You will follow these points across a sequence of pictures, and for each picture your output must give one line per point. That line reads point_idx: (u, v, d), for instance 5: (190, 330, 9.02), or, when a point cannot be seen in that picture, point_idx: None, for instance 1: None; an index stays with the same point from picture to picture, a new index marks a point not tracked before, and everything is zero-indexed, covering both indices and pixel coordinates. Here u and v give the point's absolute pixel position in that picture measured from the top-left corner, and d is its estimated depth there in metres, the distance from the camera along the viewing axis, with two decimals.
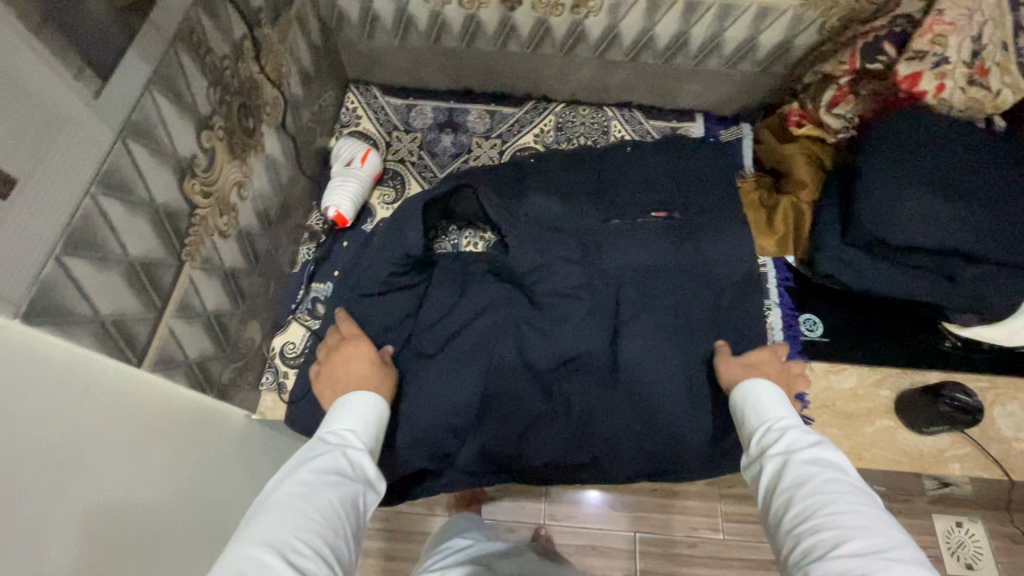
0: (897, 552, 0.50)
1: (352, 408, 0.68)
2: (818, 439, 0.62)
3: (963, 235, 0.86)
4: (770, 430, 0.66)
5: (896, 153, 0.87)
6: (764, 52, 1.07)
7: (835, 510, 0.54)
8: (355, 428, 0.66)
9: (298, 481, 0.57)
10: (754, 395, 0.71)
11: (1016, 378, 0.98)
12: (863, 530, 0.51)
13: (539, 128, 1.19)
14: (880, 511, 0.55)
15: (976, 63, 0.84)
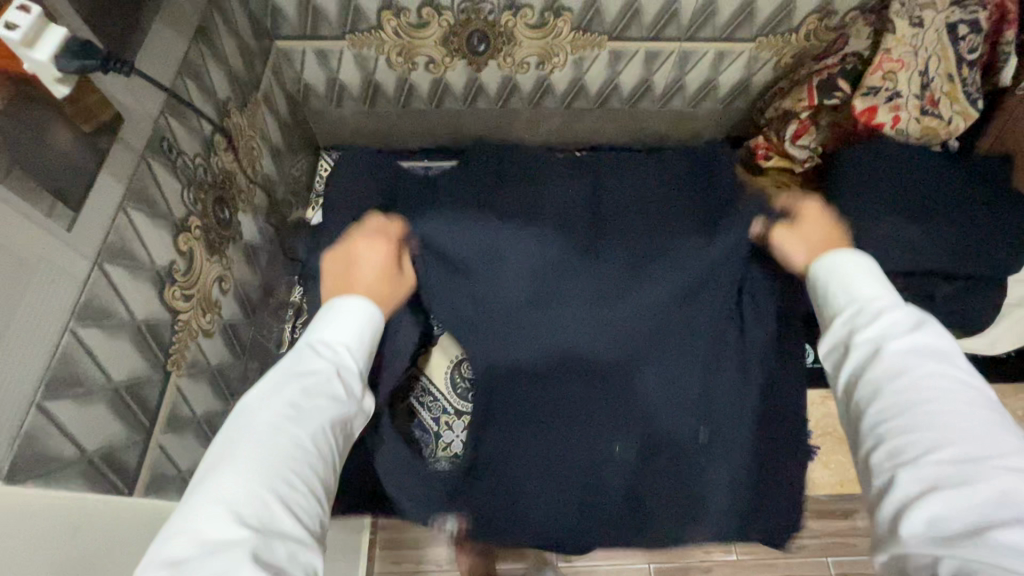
0: (1008, 458, 0.39)
1: (338, 318, 0.58)
2: (918, 317, 0.49)
3: (937, 257, 0.88)
4: (863, 312, 0.51)
5: (863, 185, 0.90)
6: (725, 91, 1.11)
7: (931, 410, 0.43)
8: (348, 343, 0.57)
9: (274, 413, 0.47)
10: (849, 262, 0.56)
11: (1002, 386, 1.01)
12: (970, 439, 0.41)
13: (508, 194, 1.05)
14: (990, 404, 0.44)
15: (925, 94, 0.88)
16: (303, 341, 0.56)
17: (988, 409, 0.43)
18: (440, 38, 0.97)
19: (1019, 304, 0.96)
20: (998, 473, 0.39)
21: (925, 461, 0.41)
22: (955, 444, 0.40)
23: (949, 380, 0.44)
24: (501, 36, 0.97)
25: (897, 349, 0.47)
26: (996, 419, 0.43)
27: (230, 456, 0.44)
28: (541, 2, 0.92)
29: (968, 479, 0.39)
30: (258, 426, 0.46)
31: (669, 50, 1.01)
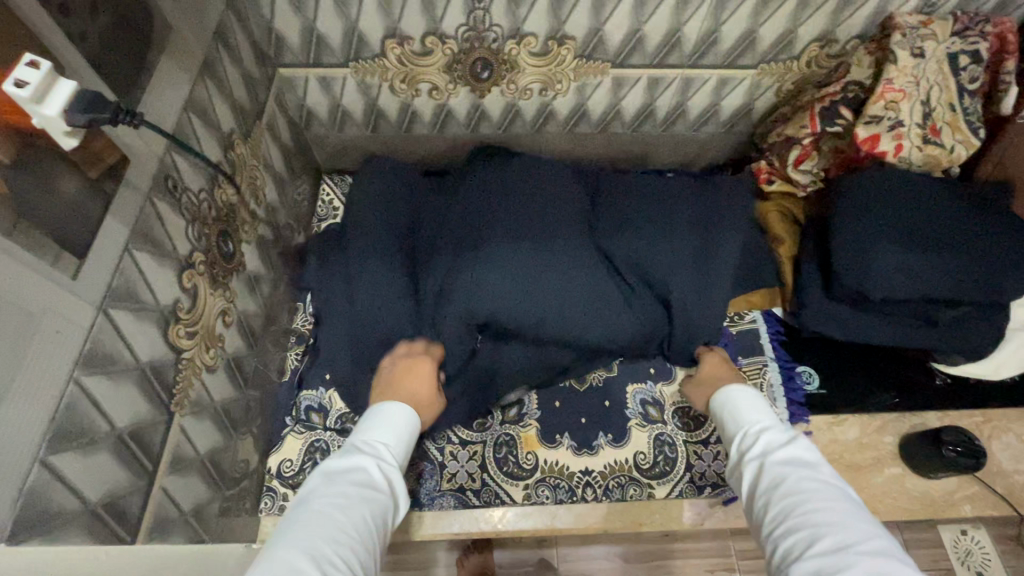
0: (870, 545, 0.51)
1: (388, 422, 0.70)
2: (791, 438, 0.67)
3: (940, 284, 0.89)
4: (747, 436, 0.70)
5: (866, 210, 0.91)
6: (726, 115, 1.12)
7: (805, 510, 0.56)
8: (388, 441, 0.68)
9: (344, 488, 0.59)
10: (736, 398, 0.77)
11: (1005, 410, 1.01)
12: (830, 511, 0.55)
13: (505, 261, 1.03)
14: (856, 508, 0.56)
15: (928, 124, 0.89)
16: (352, 441, 0.67)
17: (839, 490, 0.59)
18: (443, 66, 0.97)
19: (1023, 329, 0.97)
20: (870, 560, 0.49)
21: (806, 560, 0.52)
22: (830, 527, 0.53)
23: (805, 466, 0.62)
24: (504, 63, 0.97)
25: (804, 493, 0.58)
26: (852, 508, 0.56)
27: (301, 518, 0.54)
28: (545, 31, 0.91)
29: (835, 567, 0.49)
30: (337, 493, 0.58)
31: (672, 76, 1.01)
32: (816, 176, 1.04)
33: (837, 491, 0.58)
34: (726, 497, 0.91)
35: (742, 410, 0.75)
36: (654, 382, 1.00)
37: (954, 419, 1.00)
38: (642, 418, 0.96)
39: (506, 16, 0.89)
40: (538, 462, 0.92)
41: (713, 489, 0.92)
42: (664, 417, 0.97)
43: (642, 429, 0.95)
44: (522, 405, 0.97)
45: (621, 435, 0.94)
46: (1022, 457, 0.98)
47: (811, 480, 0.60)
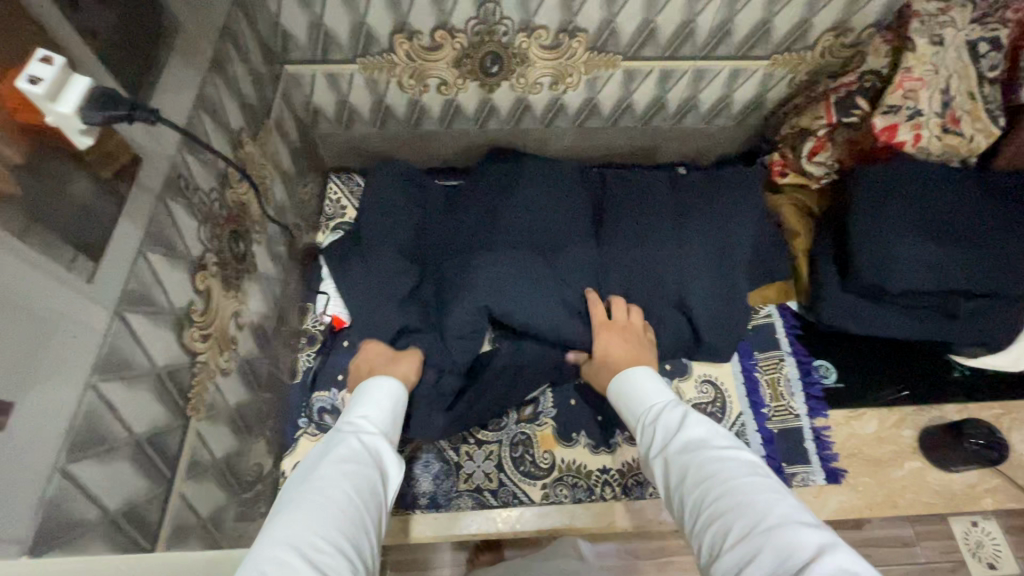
0: (773, 519, 0.48)
1: (369, 397, 0.70)
2: (689, 418, 0.63)
3: (959, 276, 0.88)
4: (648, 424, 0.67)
5: (883, 203, 0.90)
6: (738, 108, 1.10)
7: (715, 497, 0.53)
8: (369, 412, 0.68)
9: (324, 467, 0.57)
10: (626, 381, 0.73)
11: None
12: (738, 490, 0.52)
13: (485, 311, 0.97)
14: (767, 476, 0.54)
15: (947, 113, 0.87)
16: (341, 421, 0.67)
17: (749, 464, 0.55)
18: (453, 60, 0.95)
19: None
20: (771, 536, 0.47)
21: (726, 554, 0.49)
22: (739, 514, 0.50)
23: (708, 446, 0.58)
24: (515, 57, 0.95)
25: (711, 475, 0.55)
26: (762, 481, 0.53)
27: (284, 506, 0.53)
28: (557, 23, 0.90)
29: (749, 555, 0.47)
30: (313, 472, 0.57)
31: (684, 69, 1.00)
32: (829, 169, 1.02)
33: (729, 457, 0.56)
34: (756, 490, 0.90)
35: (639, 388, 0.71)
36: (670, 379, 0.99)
37: (974, 411, 0.99)
38: None
39: (517, 9, 0.87)
40: (556, 462, 0.91)
41: None
42: None
43: None
44: (537, 403, 0.95)
45: None
46: None
47: (725, 462, 0.56)
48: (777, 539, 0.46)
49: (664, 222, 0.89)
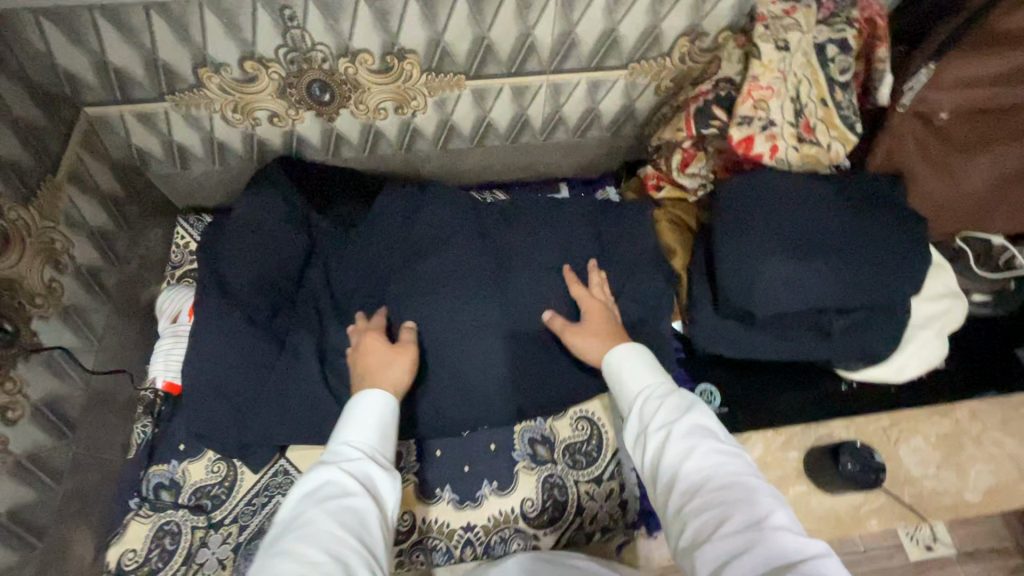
0: (770, 517, 0.53)
1: (356, 419, 0.67)
2: (695, 404, 0.65)
3: (824, 293, 0.83)
4: (644, 397, 0.68)
5: (751, 217, 0.84)
6: (609, 119, 1.02)
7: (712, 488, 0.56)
8: (357, 437, 0.65)
9: (307, 513, 0.56)
10: (623, 362, 0.73)
11: (916, 412, 0.96)
12: (732, 485, 0.56)
13: None
14: (746, 468, 0.59)
15: (800, 121, 0.82)
16: (330, 446, 0.64)
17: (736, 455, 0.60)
18: (276, 91, 0.86)
19: (921, 326, 0.94)
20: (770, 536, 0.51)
21: (716, 548, 0.52)
22: (735, 509, 0.54)
23: (708, 436, 0.61)
24: (345, 84, 0.86)
25: (638, 396, 0.69)
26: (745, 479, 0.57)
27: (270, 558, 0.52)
28: (379, 46, 0.81)
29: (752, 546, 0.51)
30: (290, 540, 0.54)
31: (537, 84, 0.92)
32: (704, 180, 0.96)
33: (654, 381, 0.70)
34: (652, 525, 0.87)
35: (633, 352, 0.74)
36: (544, 419, 0.92)
37: (860, 426, 0.94)
38: (531, 459, 0.89)
39: (329, 34, 0.79)
40: (415, 524, 0.84)
41: (602, 534, 0.86)
42: (553, 458, 0.89)
43: (529, 472, 0.88)
44: (399, 459, 0.88)
45: (507, 482, 0.87)
46: (929, 461, 0.92)
47: (696, 452, 0.60)
48: (781, 536, 0.51)
49: (523, 235, 0.96)
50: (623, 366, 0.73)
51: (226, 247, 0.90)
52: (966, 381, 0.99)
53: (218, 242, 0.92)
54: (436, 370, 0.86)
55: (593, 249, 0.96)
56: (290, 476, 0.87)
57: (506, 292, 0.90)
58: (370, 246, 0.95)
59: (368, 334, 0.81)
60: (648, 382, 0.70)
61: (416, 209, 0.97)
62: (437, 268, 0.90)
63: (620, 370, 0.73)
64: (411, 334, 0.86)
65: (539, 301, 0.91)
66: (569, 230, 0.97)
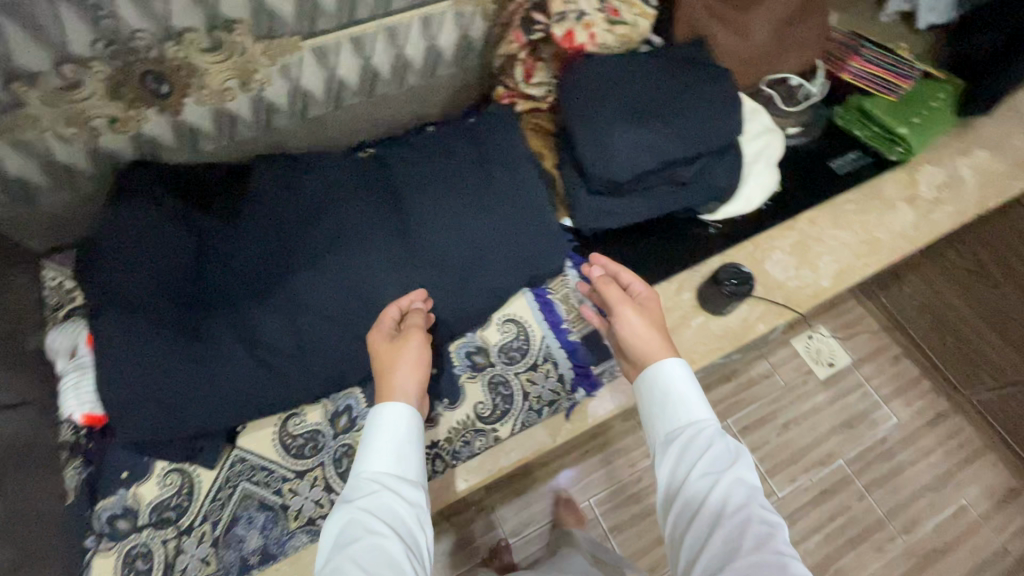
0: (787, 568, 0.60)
1: (375, 447, 0.72)
2: (738, 453, 0.70)
3: (670, 150, 0.97)
4: (690, 436, 0.73)
5: (591, 103, 0.96)
6: (451, 53, 1.09)
7: (740, 538, 0.63)
8: (380, 469, 0.70)
9: (343, 555, 0.62)
10: (666, 380, 0.77)
11: (770, 231, 1.14)
12: (757, 540, 0.62)
13: (330, 454, 0.89)
14: (772, 523, 0.65)
15: (606, 7, 0.94)
16: (360, 477, 0.70)
17: (772, 516, 0.65)
18: (107, 93, 0.83)
19: (754, 160, 1.13)
20: None
21: None
22: (757, 560, 0.60)
23: (745, 489, 0.67)
24: (181, 69, 0.86)
25: (680, 431, 0.74)
26: (770, 537, 0.63)
27: None
28: (203, 22, 0.81)
29: None
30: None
31: (373, 31, 0.97)
32: (549, 86, 1.07)
33: (701, 416, 0.74)
34: (591, 384, 0.96)
35: (677, 371, 0.77)
36: (474, 332, 0.99)
37: (731, 255, 1.11)
38: (472, 369, 0.96)
39: (144, 18, 0.77)
40: None
41: (550, 407, 0.94)
42: (491, 361, 0.97)
43: (473, 381, 0.95)
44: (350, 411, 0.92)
45: (456, 396, 0.93)
46: (790, 266, 1.11)
47: (733, 505, 0.65)
48: None
49: (406, 176, 1.02)
50: (666, 389, 0.77)
51: (108, 264, 0.88)
52: (803, 200, 1.19)
53: (98, 262, 0.89)
54: (359, 318, 0.92)
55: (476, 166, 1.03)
56: (248, 463, 0.88)
57: (405, 228, 0.97)
58: (259, 225, 0.95)
59: (378, 342, 0.81)
60: (694, 416, 0.74)
61: (296, 181, 0.99)
62: (330, 228, 0.95)
63: (666, 397, 0.76)
64: (324, 291, 0.91)
65: (438, 227, 0.97)
66: (447, 156, 1.04)
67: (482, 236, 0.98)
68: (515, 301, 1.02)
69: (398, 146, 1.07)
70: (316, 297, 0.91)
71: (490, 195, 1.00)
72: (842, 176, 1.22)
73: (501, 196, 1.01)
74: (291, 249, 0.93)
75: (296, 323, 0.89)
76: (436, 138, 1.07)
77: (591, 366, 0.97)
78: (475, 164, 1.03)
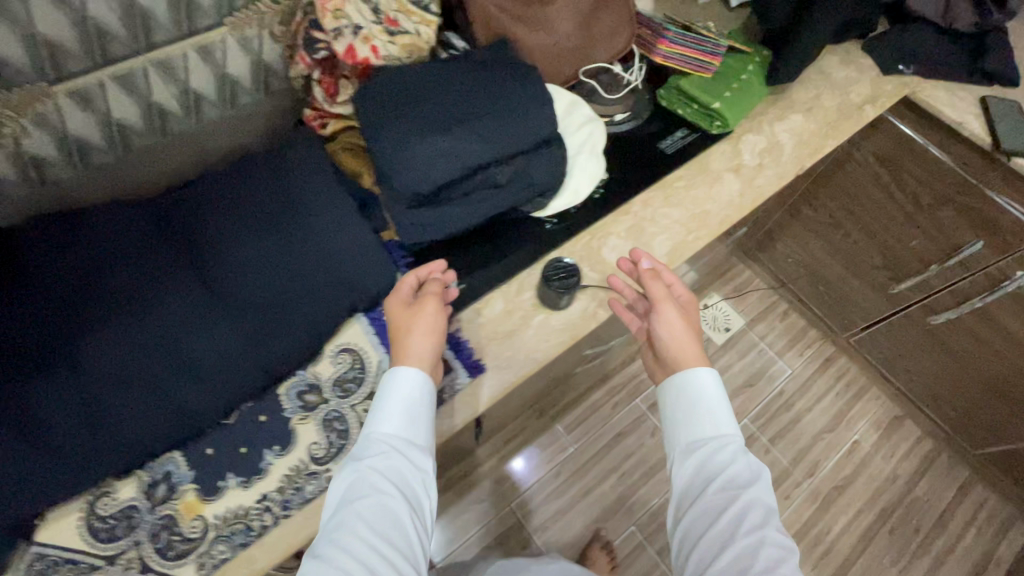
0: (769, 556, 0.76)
1: (384, 413, 0.84)
2: (751, 472, 0.84)
3: (473, 153, 0.97)
4: (718, 446, 0.87)
5: (386, 116, 0.94)
6: (248, 80, 1.03)
7: (728, 531, 0.78)
8: (410, 430, 0.84)
9: (360, 509, 0.76)
10: (693, 385, 0.92)
11: (604, 219, 1.17)
12: (751, 535, 0.78)
13: (143, 531, 0.81)
14: (768, 498, 0.82)
15: (382, 18, 0.92)
16: (369, 438, 0.82)
17: (768, 503, 0.82)
18: None
19: (577, 152, 1.14)
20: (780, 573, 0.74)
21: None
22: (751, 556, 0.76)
23: (750, 482, 0.83)
24: None
25: (694, 446, 0.89)
26: (762, 531, 0.78)
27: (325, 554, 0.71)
28: None
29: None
30: (338, 540, 0.73)
31: (141, 67, 0.90)
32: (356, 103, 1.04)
33: (726, 431, 0.89)
34: None
35: (707, 379, 0.92)
36: (305, 369, 0.95)
37: (568, 248, 1.12)
38: (303, 410, 0.92)
39: None
40: (208, 524, 0.83)
41: None
42: (324, 397, 0.93)
43: (304, 421, 0.91)
44: (169, 477, 0.85)
45: (286, 442, 0.89)
46: (626, 251, 1.14)
47: (733, 507, 0.80)
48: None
49: (206, 218, 0.95)
50: (684, 391, 0.92)
51: None
52: (635, 183, 1.21)
53: None
54: (161, 377, 0.85)
55: (280, 202, 0.97)
56: (48, 559, 0.79)
57: (209, 281, 0.91)
58: (32, 292, 0.85)
59: (392, 301, 0.93)
60: (725, 425, 0.90)
61: (75, 240, 0.90)
62: (119, 285, 0.87)
63: (688, 398, 0.92)
64: (117, 357, 0.83)
65: (248, 274, 0.92)
66: (247, 196, 0.98)
67: (293, 271, 0.94)
68: (348, 328, 0.99)
69: (199, 183, 1.00)
70: (106, 362, 0.83)
71: (299, 226, 0.96)
72: (670, 155, 1.25)
73: (310, 225, 0.96)
74: (73, 313, 0.84)
75: (85, 394, 0.81)
76: (240, 171, 1.01)
77: None
78: (281, 196, 0.98)
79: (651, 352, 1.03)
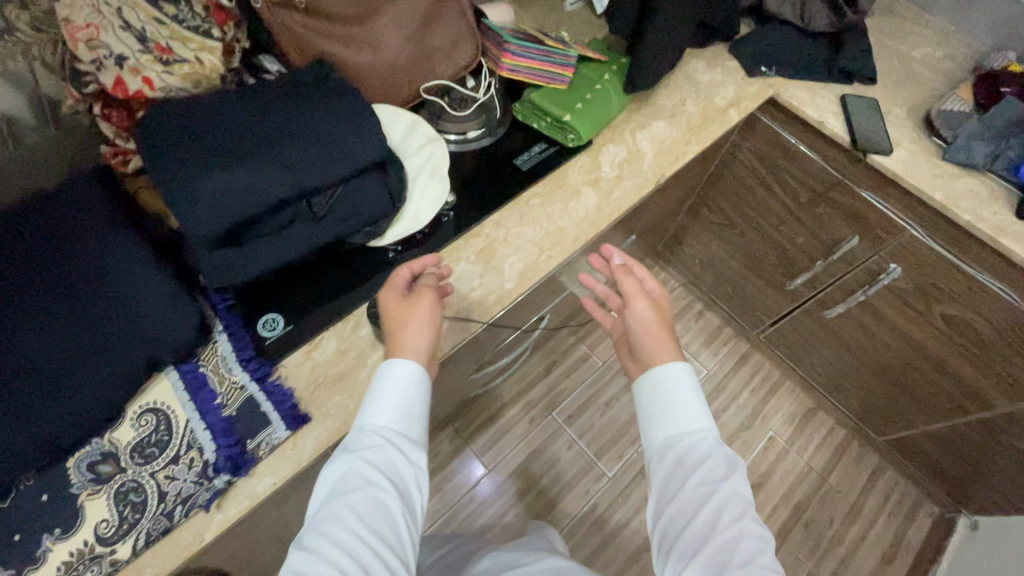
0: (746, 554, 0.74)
1: (381, 401, 0.83)
2: (729, 466, 0.83)
3: (273, 187, 0.89)
4: (697, 436, 0.86)
5: (170, 155, 0.88)
6: (31, 117, 0.94)
7: (707, 523, 0.77)
8: (394, 424, 0.83)
9: (347, 502, 0.74)
10: (676, 372, 0.90)
11: (453, 244, 1.11)
12: (726, 528, 0.76)
13: None
14: (745, 500, 0.80)
15: (152, 47, 0.93)
16: (362, 428, 0.82)
17: (745, 497, 0.80)
18: None
19: (417, 176, 1.09)
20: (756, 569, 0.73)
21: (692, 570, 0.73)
22: (728, 551, 0.74)
23: (727, 474, 0.81)
24: None
25: (673, 435, 0.87)
26: (739, 526, 0.77)
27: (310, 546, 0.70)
28: None
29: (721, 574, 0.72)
30: (326, 532, 0.71)
31: None
32: None
33: (700, 425, 0.87)
34: (242, 465, 0.86)
35: (685, 373, 0.90)
36: (100, 438, 0.85)
37: None
38: (93, 483, 0.82)
39: None
40: None
41: (184, 506, 0.82)
42: (121, 467, 0.84)
43: (93, 497, 0.82)
44: None
45: (68, 522, 0.80)
46: (475, 276, 1.08)
47: (712, 498, 0.79)
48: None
49: None
50: (663, 381, 0.90)
51: None
52: (487, 203, 1.16)
53: None
54: None
55: (66, 259, 0.86)
56: None
57: None
58: None
59: (392, 287, 0.93)
60: (700, 418, 0.88)
61: None
62: None
63: (667, 387, 0.90)
64: None
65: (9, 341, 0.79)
66: (22, 256, 0.86)
67: (69, 332, 0.81)
68: (155, 387, 0.90)
69: None
70: None
71: (79, 280, 0.84)
72: (526, 171, 1.21)
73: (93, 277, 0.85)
74: None
75: None
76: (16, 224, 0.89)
77: (242, 444, 0.87)
78: (62, 249, 0.87)
79: (626, 347, 1.02)
